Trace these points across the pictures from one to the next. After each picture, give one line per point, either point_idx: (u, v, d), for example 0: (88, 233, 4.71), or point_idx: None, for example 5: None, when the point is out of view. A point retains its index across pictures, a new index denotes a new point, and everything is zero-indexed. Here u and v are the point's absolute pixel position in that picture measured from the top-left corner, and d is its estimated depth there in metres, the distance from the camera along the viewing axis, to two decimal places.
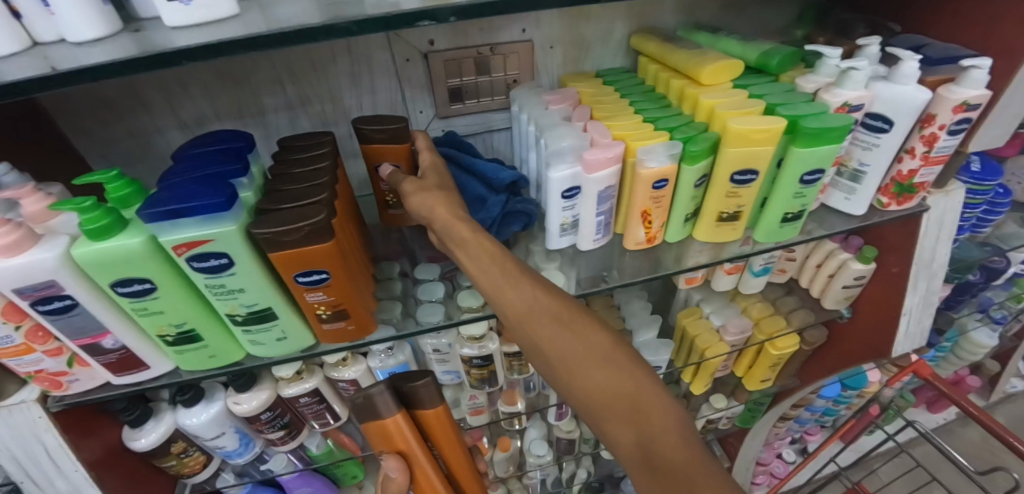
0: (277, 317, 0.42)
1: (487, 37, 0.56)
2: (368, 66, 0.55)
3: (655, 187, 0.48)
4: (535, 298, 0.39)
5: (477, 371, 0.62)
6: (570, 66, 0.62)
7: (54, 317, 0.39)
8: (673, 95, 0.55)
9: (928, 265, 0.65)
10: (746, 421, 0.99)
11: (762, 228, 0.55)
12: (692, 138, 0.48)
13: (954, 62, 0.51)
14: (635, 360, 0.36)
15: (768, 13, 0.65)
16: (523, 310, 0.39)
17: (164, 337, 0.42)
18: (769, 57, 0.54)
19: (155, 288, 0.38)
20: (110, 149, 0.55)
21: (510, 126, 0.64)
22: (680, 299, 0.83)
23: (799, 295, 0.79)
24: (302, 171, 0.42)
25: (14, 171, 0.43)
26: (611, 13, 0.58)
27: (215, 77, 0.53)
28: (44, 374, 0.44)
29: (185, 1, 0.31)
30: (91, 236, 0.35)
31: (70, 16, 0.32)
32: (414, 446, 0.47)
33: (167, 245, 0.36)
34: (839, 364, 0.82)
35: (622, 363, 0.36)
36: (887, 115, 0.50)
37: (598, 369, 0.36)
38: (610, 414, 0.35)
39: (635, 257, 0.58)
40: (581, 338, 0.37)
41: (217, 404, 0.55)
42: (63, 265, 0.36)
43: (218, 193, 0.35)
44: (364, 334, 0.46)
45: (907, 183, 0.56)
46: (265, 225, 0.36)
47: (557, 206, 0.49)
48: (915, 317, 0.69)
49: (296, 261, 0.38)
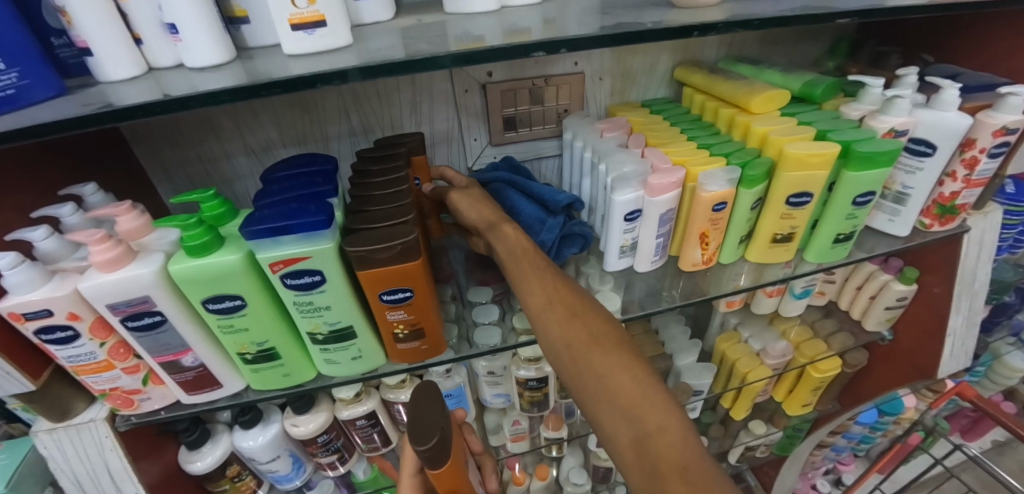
0: (357, 336, 0.43)
1: (542, 69, 0.59)
2: (429, 96, 0.57)
3: (714, 210, 0.50)
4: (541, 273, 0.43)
5: (530, 393, 0.63)
6: (617, 96, 0.65)
7: (141, 334, 0.39)
8: (722, 123, 0.58)
9: (970, 285, 0.66)
10: (784, 449, 0.97)
11: (813, 249, 0.56)
12: (748, 163, 0.50)
13: (992, 89, 0.53)
14: (595, 314, 0.39)
15: (802, 46, 0.69)
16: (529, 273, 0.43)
17: (244, 355, 0.43)
18: (813, 86, 0.57)
19: (244, 305, 0.39)
20: (177, 172, 0.56)
21: (559, 153, 0.66)
22: (716, 324, 0.83)
23: (838, 318, 0.79)
24: (383, 192, 0.44)
25: (100, 192, 0.44)
26: (658, 48, 0.62)
27: (285, 105, 0.54)
28: (118, 391, 0.44)
29: (309, 31, 0.34)
30: (191, 252, 0.36)
31: (195, 44, 0.34)
32: (459, 437, 0.45)
33: (265, 262, 0.36)
34: (885, 387, 0.83)
35: (583, 322, 0.39)
36: (929, 140, 0.52)
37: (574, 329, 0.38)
38: (553, 317, 0.40)
39: (688, 278, 0.59)
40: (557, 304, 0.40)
41: (274, 427, 0.55)
42: (159, 280, 0.37)
43: (318, 211, 0.36)
44: (436, 353, 0.47)
45: (950, 205, 0.58)
46: (360, 243, 0.37)
47: (619, 229, 0.51)
48: (960, 338, 0.70)
49: (384, 280, 0.39)
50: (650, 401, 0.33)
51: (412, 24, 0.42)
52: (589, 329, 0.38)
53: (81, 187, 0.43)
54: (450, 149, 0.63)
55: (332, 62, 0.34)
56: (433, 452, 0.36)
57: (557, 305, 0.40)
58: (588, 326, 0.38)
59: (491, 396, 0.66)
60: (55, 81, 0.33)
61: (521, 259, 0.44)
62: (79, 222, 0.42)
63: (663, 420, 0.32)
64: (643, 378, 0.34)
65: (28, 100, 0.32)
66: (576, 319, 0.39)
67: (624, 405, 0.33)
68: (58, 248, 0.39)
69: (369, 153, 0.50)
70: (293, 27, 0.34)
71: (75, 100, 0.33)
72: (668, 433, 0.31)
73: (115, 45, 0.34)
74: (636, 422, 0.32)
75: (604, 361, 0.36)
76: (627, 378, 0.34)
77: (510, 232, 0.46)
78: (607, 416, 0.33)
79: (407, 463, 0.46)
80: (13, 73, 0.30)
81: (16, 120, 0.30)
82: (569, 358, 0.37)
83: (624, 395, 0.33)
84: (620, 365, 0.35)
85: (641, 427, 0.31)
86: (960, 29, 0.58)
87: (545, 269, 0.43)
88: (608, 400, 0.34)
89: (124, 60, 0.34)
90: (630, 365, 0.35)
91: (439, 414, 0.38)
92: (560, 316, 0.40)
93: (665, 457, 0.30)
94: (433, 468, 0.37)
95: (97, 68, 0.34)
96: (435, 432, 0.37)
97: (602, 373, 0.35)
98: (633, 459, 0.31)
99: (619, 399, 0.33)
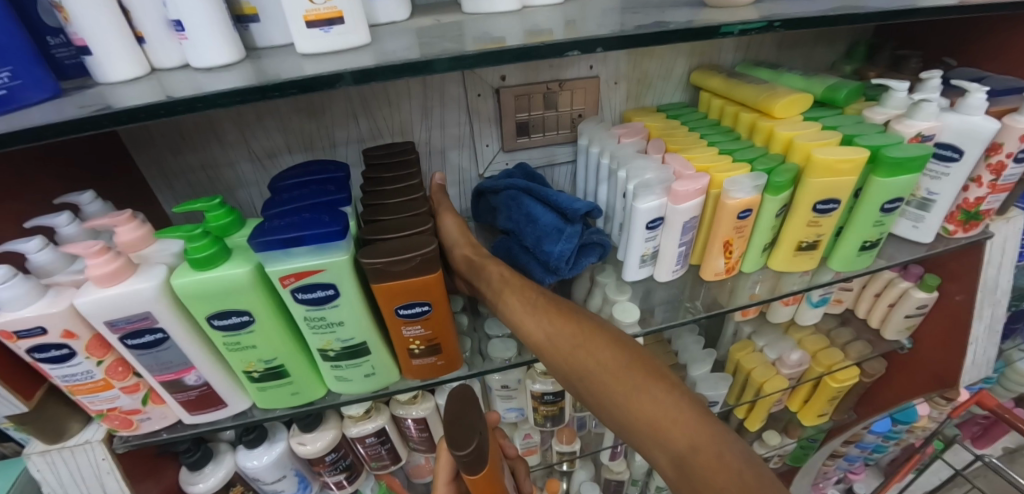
0: (370, 352, 0.41)
1: (557, 73, 0.57)
2: (441, 100, 0.55)
3: (739, 217, 0.48)
4: (533, 305, 0.42)
5: (545, 407, 0.61)
6: (632, 102, 0.63)
7: (142, 352, 0.37)
8: (742, 128, 0.56)
9: (991, 292, 0.65)
10: (797, 460, 0.94)
11: (838, 256, 0.55)
12: (774, 169, 0.48)
13: (1018, 93, 0.52)
14: (598, 337, 0.39)
15: (820, 49, 0.67)
16: (522, 309, 0.43)
17: (251, 373, 0.40)
18: (836, 91, 0.56)
19: (252, 321, 0.37)
20: (177, 179, 0.53)
21: (572, 160, 0.65)
22: (729, 333, 0.81)
23: (855, 326, 0.77)
24: (396, 202, 0.42)
25: (98, 200, 0.42)
26: (674, 52, 0.60)
27: (291, 110, 0.52)
28: (116, 412, 0.41)
29: (325, 28, 0.32)
30: (196, 265, 0.34)
31: (203, 42, 0.32)
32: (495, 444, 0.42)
33: (276, 275, 0.34)
34: (903, 396, 0.81)
35: (589, 349, 0.38)
36: (956, 145, 0.51)
37: (581, 361, 0.38)
38: (560, 351, 0.39)
39: (709, 287, 0.57)
40: (556, 336, 0.40)
41: (279, 445, 0.53)
42: (161, 295, 0.35)
43: (332, 222, 0.34)
44: (452, 369, 0.45)
45: (974, 211, 0.56)
46: (376, 255, 0.35)
47: (640, 238, 0.49)
48: (981, 346, 0.69)
49: (400, 294, 0.37)
50: (675, 418, 0.32)
51: (429, 24, 0.40)
52: (597, 357, 0.37)
53: (78, 195, 0.40)
54: (461, 156, 0.61)
55: (349, 63, 0.32)
56: (473, 458, 0.34)
57: (561, 338, 0.40)
58: (596, 353, 0.37)
59: (504, 410, 0.63)
60: (50, 82, 0.31)
61: (506, 292, 0.44)
62: (77, 232, 0.40)
63: (695, 435, 0.31)
64: (661, 395, 0.33)
65: (21, 102, 0.29)
66: (583, 348, 0.38)
67: (650, 428, 0.32)
68: (53, 260, 0.37)
69: (378, 160, 0.48)
70: (309, 24, 0.32)
71: (74, 102, 0.30)
72: (700, 448, 0.30)
73: (115, 44, 0.32)
74: (668, 445, 0.31)
75: (621, 387, 0.35)
76: (643, 399, 0.33)
77: (492, 271, 0.46)
78: (642, 441, 0.33)
79: (441, 472, 0.43)
80: (6, 72, 0.28)
81: (9, 123, 0.28)
82: (587, 390, 0.37)
83: (646, 419, 0.33)
84: (636, 385, 0.34)
85: (673, 449, 0.31)
86: (983, 31, 0.57)
87: (529, 305, 0.43)
88: (636, 426, 0.33)
89: (126, 60, 0.32)
90: (647, 385, 0.34)
91: (478, 419, 0.37)
92: (564, 347, 0.39)
93: (710, 477, 0.29)
94: (471, 478, 0.35)
95: (96, 68, 0.32)
96: (474, 436, 0.35)
97: (621, 401, 0.34)
98: (677, 479, 0.31)
99: (646, 423, 0.32)
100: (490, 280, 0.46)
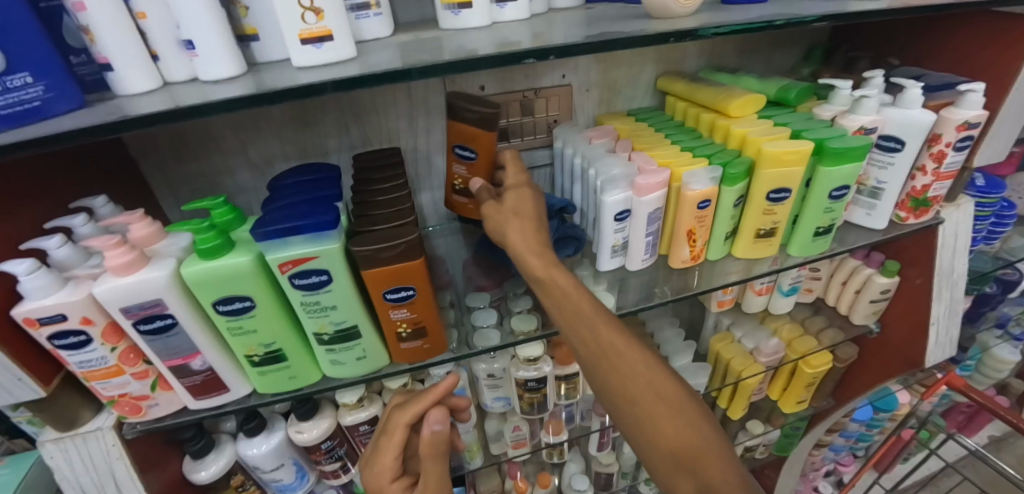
0: (361, 335, 0.44)
1: (532, 82, 0.62)
2: (425, 109, 0.60)
3: (699, 207, 0.53)
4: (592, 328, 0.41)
5: (529, 395, 0.64)
6: (605, 106, 0.68)
7: (152, 337, 0.41)
8: (704, 127, 0.61)
9: (949, 275, 0.69)
10: (783, 449, 0.98)
11: (796, 243, 0.59)
12: (729, 162, 0.53)
13: (952, 88, 0.57)
14: (640, 359, 0.40)
15: (777, 55, 0.73)
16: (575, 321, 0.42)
17: (251, 357, 0.44)
18: (787, 91, 0.61)
19: (253, 307, 0.40)
20: (181, 186, 0.58)
21: (550, 163, 0.69)
22: (710, 325, 0.85)
23: (827, 314, 0.81)
24: (383, 198, 0.46)
25: (110, 204, 0.46)
26: (642, 60, 0.66)
27: (288, 121, 0.56)
28: (127, 398, 0.45)
29: (316, 45, 0.37)
30: (202, 255, 0.38)
31: (209, 58, 0.36)
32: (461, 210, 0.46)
33: (274, 263, 0.38)
34: (878, 380, 0.84)
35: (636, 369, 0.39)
36: (898, 136, 0.56)
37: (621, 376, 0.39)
38: (563, 300, 0.42)
39: (678, 276, 0.61)
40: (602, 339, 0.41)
41: (278, 434, 0.56)
42: (171, 283, 0.39)
43: (324, 214, 0.38)
44: (437, 353, 0.48)
45: (922, 197, 0.61)
46: (364, 243, 0.39)
47: (610, 229, 0.54)
48: (943, 328, 0.73)
49: (387, 279, 0.41)
50: (718, 467, 0.36)
51: (409, 39, 0.45)
52: (597, 333, 0.41)
53: (92, 199, 0.44)
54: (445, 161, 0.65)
55: (337, 73, 0.36)
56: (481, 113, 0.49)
57: (567, 292, 0.42)
58: (595, 333, 0.41)
59: (492, 400, 0.67)
60: (76, 94, 0.35)
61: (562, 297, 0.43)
62: (92, 231, 0.44)
63: (711, 448, 0.36)
64: (685, 398, 0.39)
65: (52, 112, 0.34)
66: (580, 322, 0.41)
67: (688, 463, 0.36)
68: (71, 256, 0.41)
69: (366, 163, 0.52)
70: (302, 41, 0.36)
71: (96, 112, 0.35)
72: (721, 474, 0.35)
73: (133, 61, 0.36)
74: (701, 478, 0.36)
75: (657, 379, 0.39)
76: (678, 423, 0.37)
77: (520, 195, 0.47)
78: (666, 471, 0.37)
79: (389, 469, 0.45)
80: (39, 86, 0.33)
81: (42, 130, 0.32)
82: (621, 397, 0.39)
83: (678, 441, 0.37)
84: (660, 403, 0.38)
85: (701, 474, 0.36)
86: (923, 33, 0.62)
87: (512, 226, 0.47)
88: (660, 443, 0.37)
89: (141, 75, 0.37)
90: (690, 412, 0.38)
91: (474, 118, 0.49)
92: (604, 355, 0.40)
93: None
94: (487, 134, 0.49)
95: (117, 83, 0.37)
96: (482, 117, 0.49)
97: (653, 415, 0.38)
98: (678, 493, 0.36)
99: (670, 448, 0.37)
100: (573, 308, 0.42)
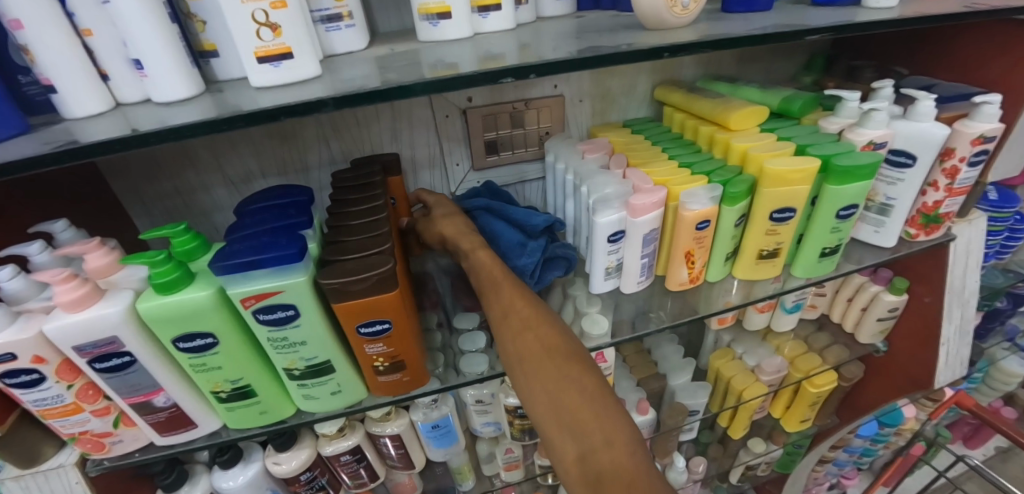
0: (335, 370, 0.42)
1: (522, 93, 0.59)
2: (409, 122, 0.57)
3: (698, 228, 0.50)
4: (510, 305, 0.43)
5: (520, 421, 0.62)
6: (598, 117, 0.65)
7: (110, 375, 0.38)
8: (702, 140, 0.58)
9: (960, 293, 0.66)
10: (785, 466, 0.95)
11: (801, 263, 0.56)
12: (730, 180, 0.49)
13: (966, 99, 0.54)
14: (551, 330, 0.41)
15: (779, 62, 0.69)
16: (500, 314, 0.43)
17: (218, 393, 0.41)
18: (791, 102, 0.57)
19: (216, 343, 0.38)
20: (154, 205, 0.55)
21: (542, 176, 0.66)
22: (710, 341, 0.82)
23: (831, 331, 0.79)
24: (359, 222, 0.43)
25: (71, 228, 0.43)
26: (637, 69, 0.63)
27: (263, 136, 0.53)
28: (88, 435, 0.42)
29: (276, 63, 0.34)
30: (158, 290, 0.35)
31: (163, 78, 0.33)
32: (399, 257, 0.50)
33: (236, 298, 0.35)
34: (883, 399, 0.81)
35: (548, 339, 0.40)
36: (909, 151, 0.52)
37: (529, 348, 0.40)
38: (490, 281, 0.46)
39: (676, 298, 0.59)
40: (520, 318, 0.42)
41: (255, 466, 0.53)
42: (127, 320, 0.36)
43: (289, 245, 0.35)
44: (418, 385, 0.46)
45: (933, 214, 0.58)
46: (334, 275, 0.36)
47: (603, 250, 0.51)
48: (954, 347, 0.70)
49: (360, 312, 0.38)
50: (603, 424, 0.34)
51: (385, 53, 0.42)
52: (509, 304, 0.43)
53: (51, 223, 0.41)
54: (432, 175, 0.62)
55: (301, 93, 0.34)
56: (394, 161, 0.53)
57: (497, 278, 0.46)
58: (507, 303, 0.44)
59: (482, 424, 0.65)
60: (18, 119, 0.32)
61: (503, 285, 0.45)
62: (48, 260, 0.41)
63: (596, 406, 0.35)
64: (582, 361, 0.38)
65: None
66: (497, 300, 0.44)
67: (574, 418, 0.34)
68: (24, 288, 0.38)
69: (344, 182, 0.49)
70: (260, 60, 0.33)
71: (38, 138, 0.32)
72: (612, 447, 0.32)
73: (81, 81, 0.33)
74: (584, 435, 0.33)
75: (554, 338, 0.40)
76: (574, 389, 0.36)
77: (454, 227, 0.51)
78: (553, 430, 0.35)
79: None
80: None
81: None
82: (523, 370, 0.39)
83: (574, 408, 0.35)
84: (561, 366, 0.38)
85: (588, 444, 0.33)
86: (933, 40, 0.59)
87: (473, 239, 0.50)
88: (555, 413, 0.35)
89: (89, 97, 0.34)
90: (582, 371, 0.37)
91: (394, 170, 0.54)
92: (515, 326, 0.42)
93: (609, 470, 0.32)
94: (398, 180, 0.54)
95: (62, 105, 0.34)
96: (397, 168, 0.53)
97: (549, 382, 0.37)
98: (576, 475, 0.33)
99: (556, 403, 0.36)
100: (505, 297, 0.44)
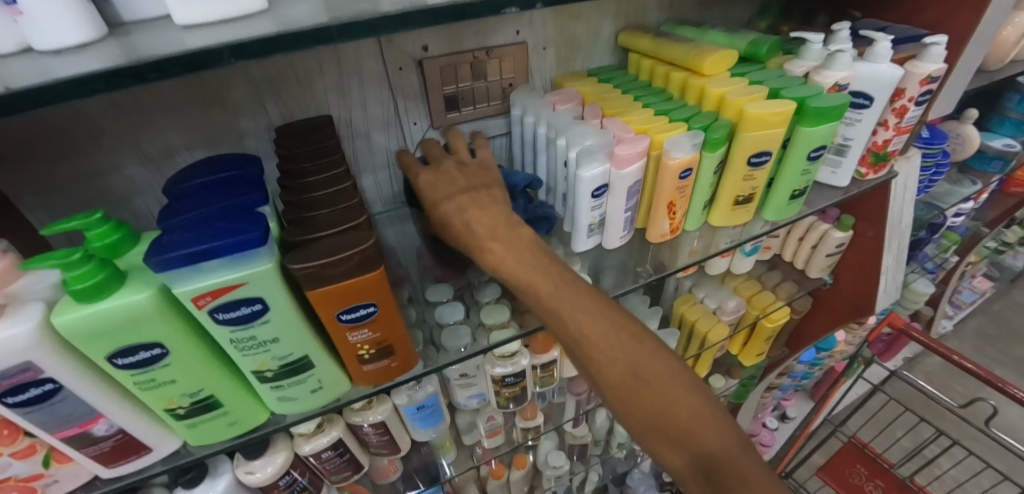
0: (314, 365, 0.37)
1: (482, 40, 0.53)
2: (358, 77, 0.50)
3: (680, 177, 0.48)
4: (528, 271, 0.39)
5: (507, 389, 0.61)
6: (563, 67, 0.61)
7: (29, 410, 0.31)
8: (673, 87, 0.56)
9: (897, 226, 0.71)
10: (740, 397, 1.03)
11: (772, 206, 0.57)
12: (709, 126, 0.48)
13: (914, 40, 0.56)
14: (583, 292, 0.39)
15: (737, 7, 0.69)
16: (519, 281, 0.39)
17: (175, 410, 0.35)
18: (757, 46, 0.57)
19: (166, 354, 0.31)
20: (47, 193, 0.44)
21: (506, 132, 0.62)
22: (671, 288, 0.84)
23: (782, 269, 0.84)
24: (322, 194, 0.37)
25: None
26: (603, 13, 0.59)
27: (181, 99, 0.44)
28: (10, 482, 0.34)
29: None
30: (80, 298, 0.28)
31: (49, 19, 0.25)
32: None
33: (186, 297, 0.29)
34: (828, 327, 0.88)
35: (587, 304, 0.38)
36: (866, 92, 0.54)
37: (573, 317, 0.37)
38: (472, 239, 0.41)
39: (655, 250, 0.58)
40: (547, 286, 0.39)
41: (223, 478, 0.47)
42: (41, 340, 0.28)
43: (247, 227, 0.29)
44: (407, 369, 0.42)
45: (882, 152, 0.61)
46: (307, 258, 0.31)
47: (586, 207, 0.49)
48: (891, 274, 0.76)
49: (340, 299, 0.33)
50: (671, 381, 0.36)
51: None
52: (524, 272, 0.39)
53: None
54: (388, 137, 0.56)
55: (245, 33, 0.27)
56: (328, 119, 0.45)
57: (526, 272, 0.39)
58: (524, 269, 0.39)
59: (465, 398, 0.63)
60: None
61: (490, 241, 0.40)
62: None
63: (662, 366, 0.36)
64: (659, 352, 0.37)
65: None
66: (492, 259, 0.40)
67: (648, 382, 0.36)
68: None
69: (291, 149, 0.42)
70: None
71: None
72: (690, 403, 0.35)
73: None
74: (661, 396, 0.35)
75: (591, 302, 0.38)
76: (641, 355, 0.36)
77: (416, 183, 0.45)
78: (629, 395, 0.36)
79: None
80: None
81: None
82: (573, 341, 0.38)
83: (645, 375, 0.36)
84: (614, 332, 0.37)
85: (665, 405, 0.35)
86: None
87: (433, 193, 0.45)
88: (628, 381, 0.36)
89: None
90: (638, 333, 0.38)
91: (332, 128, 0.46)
92: (544, 294, 0.39)
93: (693, 425, 0.35)
94: None
95: None
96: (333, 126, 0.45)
97: (611, 350, 0.37)
98: (660, 431, 0.36)
99: (628, 372, 0.36)
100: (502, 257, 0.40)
